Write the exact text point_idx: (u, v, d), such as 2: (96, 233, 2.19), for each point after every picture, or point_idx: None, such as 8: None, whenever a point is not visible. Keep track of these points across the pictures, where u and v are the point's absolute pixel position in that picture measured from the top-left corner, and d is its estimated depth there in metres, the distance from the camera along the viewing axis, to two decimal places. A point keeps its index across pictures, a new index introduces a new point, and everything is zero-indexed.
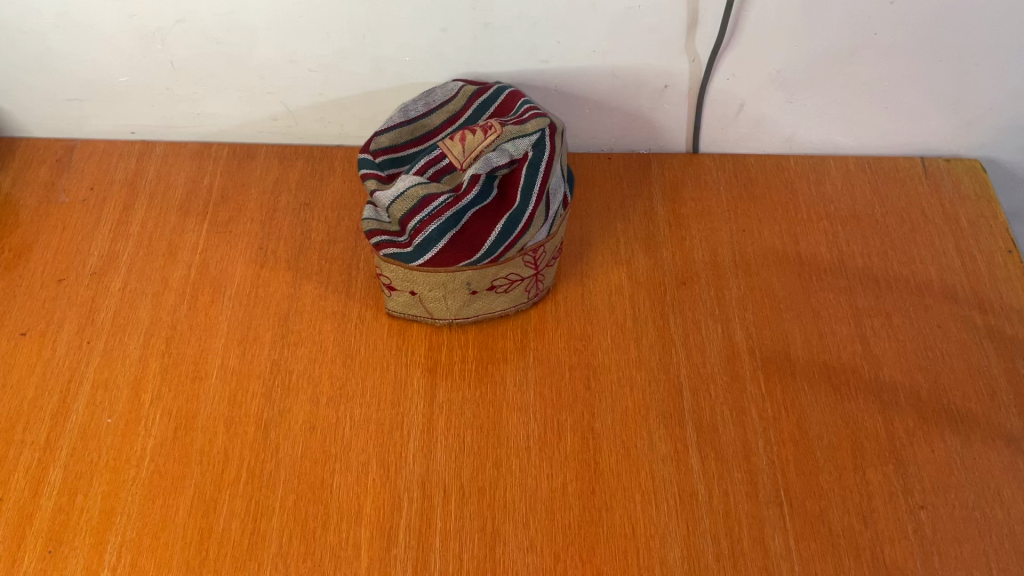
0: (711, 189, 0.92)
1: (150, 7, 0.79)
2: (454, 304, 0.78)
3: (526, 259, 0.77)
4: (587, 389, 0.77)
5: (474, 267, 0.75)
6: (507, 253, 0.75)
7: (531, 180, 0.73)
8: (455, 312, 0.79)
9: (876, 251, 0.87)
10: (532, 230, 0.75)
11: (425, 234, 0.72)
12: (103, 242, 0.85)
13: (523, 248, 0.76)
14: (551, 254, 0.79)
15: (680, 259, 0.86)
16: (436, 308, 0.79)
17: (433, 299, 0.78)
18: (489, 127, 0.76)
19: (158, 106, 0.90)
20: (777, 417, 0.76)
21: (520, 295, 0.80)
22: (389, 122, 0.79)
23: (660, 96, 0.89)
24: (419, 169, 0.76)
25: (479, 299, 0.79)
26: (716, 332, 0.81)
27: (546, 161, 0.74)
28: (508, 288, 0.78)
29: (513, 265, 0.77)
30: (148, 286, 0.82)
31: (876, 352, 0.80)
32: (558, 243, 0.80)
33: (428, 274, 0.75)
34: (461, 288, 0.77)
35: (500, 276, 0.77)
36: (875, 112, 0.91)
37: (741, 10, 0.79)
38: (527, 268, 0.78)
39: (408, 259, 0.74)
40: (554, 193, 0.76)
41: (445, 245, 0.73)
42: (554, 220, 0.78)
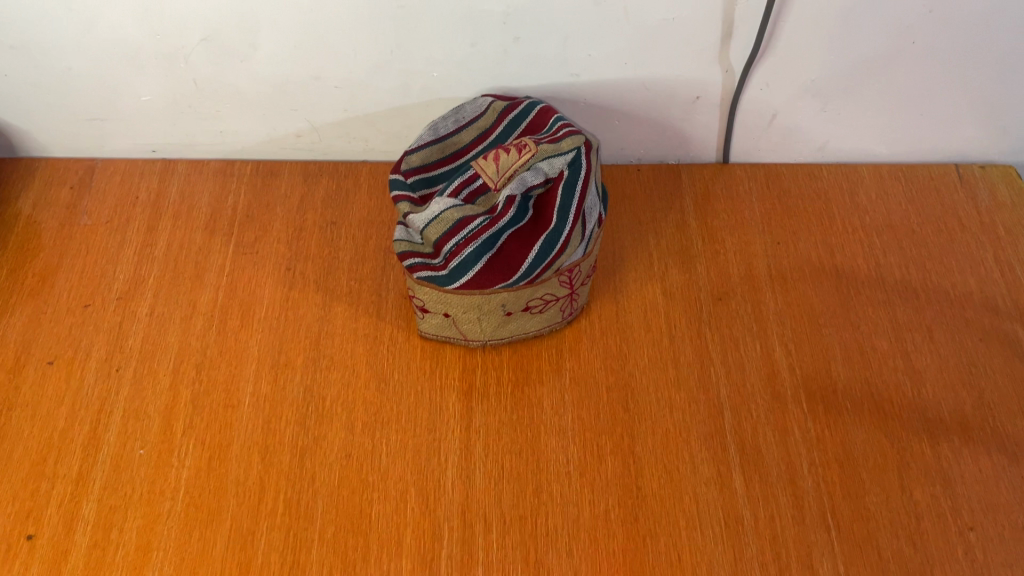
0: (743, 201, 0.90)
1: (174, 26, 0.77)
2: (488, 326, 0.77)
3: (562, 279, 0.75)
4: (626, 411, 0.76)
5: (510, 289, 0.73)
6: (544, 273, 0.74)
7: (568, 199, 0.72)
8: (489, 334, 0.78)
9: (915, 262, 0.86)
10: (569, 251, 0.74)
11: (460, 257, 0.71)
12: (128, 265, 0.83)
13: (559, 269, 0.74)
14: (586, 273, 0.78)
15: (715, 273, 0.85)
16: (470, 330, 0.78)
17: (467, 321, 0.76)
18: (523, 147, 0.74)
19: (180, 125, 0.88)
20: (820, 437, 0.74)
21: (555, 315, 0.79)
22: (419, 141, 0.78)
23: (691, 107, 0.87)
24: (453, 190, 0.74)
25: (514, 320, 0.77)
26: (755, 350, 0.80)
27: (581, 180, 0.73)
28: (542, 308, 0.77)
29: (549, 286, 0.75)
30: (175, 310, 0.81)
31: (919, 368, 0.79)
32: (593, 262, 0.78)
33: (463, 297, 0.74)
34: (496, 310, 0.75)
35: (535, 297, 0.76)
36: (911, 120, 0.89)
37: (778, 21, 0.78)
38: (562, 288, 0.76)
39: (443, 283, 0.72)
40: (589, 212, 0.75)
41: (482, 269, 0.71)
42: (590, 239, 0.76)
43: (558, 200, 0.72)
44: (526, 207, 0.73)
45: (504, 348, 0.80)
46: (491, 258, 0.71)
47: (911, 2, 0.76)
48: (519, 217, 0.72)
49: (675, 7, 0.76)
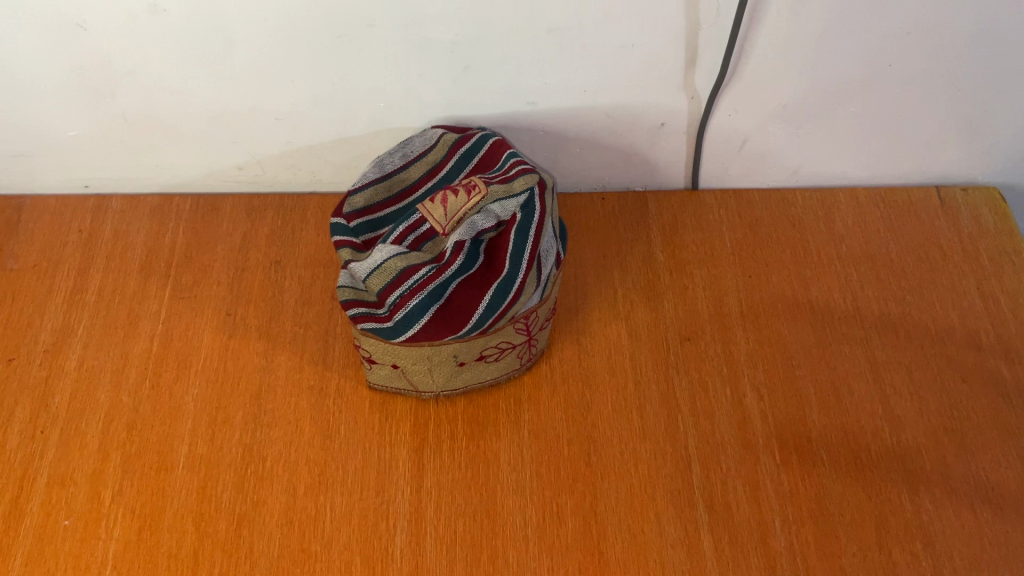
0: (713, 231, 0.86)
1: (98, 58, 0.72)
2: (440, 377, 0.72)
3: (518, 327, 0.70)
4: (588, 466, 0.71)
5: (461, 340, 0.68)
6: (498, 322, 0.68)
7: (522, 244, 0.67)
8: (442, 384, 0.73)
9: (893, 296, 0.81)
10: (524, 298, 0.68)
11: (406, 310, 0.65)
12: (57, 314, 0.78)
13: (514, 316, 0.69)
14: (544, 318, 0.73)
15: (683, 310, 0.80)
16: (422, 381, 0.72)
17: (418, 372, 0.71)
18: (473, 187, 0.69)
19: (112, 159, 0.83)
20: (794, 492, 0.70)
21: (512, 362, 0.74)
22: (363, 180, 0.72)
23: (656, 134, 0.82)
24: (398, 237, 0.69)
25: (468, 370, 0.72)
26: (725, 395, 0.75)
27: (535, 223, 0.68)
28: (498, 356, 0.72)
29: (504, 334, 0.70)
30: (107, 363, 0.75)
31: (898, 413, 0.74)
32: (551, 306, 0.73)
33: (412, 349, 0.68)
34: (448, 360, 0.70)
35: (490, 346, 0.70)
36: (888, 144, 0.84)
37: (746, 45, 0.73)
38: (518, 336, 0.71)
39: (389, 335, 0.67)
40: (545, 256, 0.70)
41: (429, 321, 0.66)
42: (547, 284, 0.71)
43: (511, 245, 0.67)
44: (477, 253, 0.68)
45: (459, 397, 0.75)
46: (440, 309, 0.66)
47: (885, 23, 0.71)
48: (469, 264, 0.67)
49: (633, 32, 0.71)
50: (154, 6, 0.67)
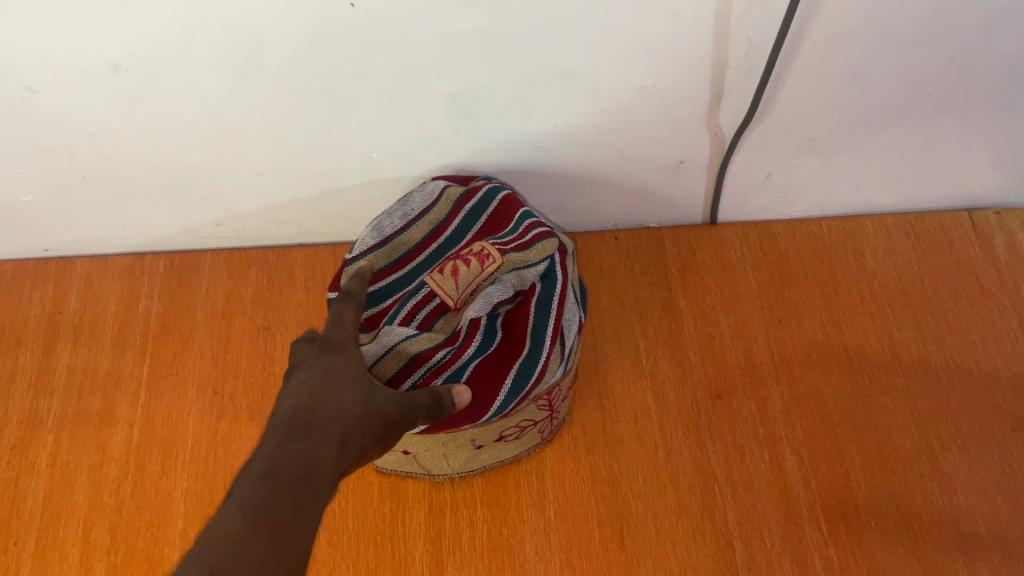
0: (737, 270, 0.80)
1: (51, 123, 0.63)
2: (455, 459, 0.65)
3: (539, 403, 0.64)
4: (622, 551, 0.65)
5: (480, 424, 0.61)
6: (520, 404, 0.61)
7: (543, 319, 0.60)
8: (457, 466, 0.66)
9: (932, 337, 0.76)
10: (547, 375, 0.62)
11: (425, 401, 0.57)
12: (23, 402, 0.70)
13: (536, 394, 0.62)
14: (565, 389, 0.66)
15: (711, 365, 0.74)
16: (434, 464, 0.65)
17: (430, 456, 0.64)
18: (485, 256, 0.61)
19: (73, 222, 0.74)
20: (844, 567, 0.65)
21: (532, 437, 0.67)
22: (361, 246, 0.64)
23: (674, 171, 0.75)
24: (406, 314, 0.60)
25: (485, 450, 0.65)
26: (763, 460, 0.70)
27: (556, 295, 0.61)
28: (517, 435, 0.65)
29: (525, 413, 0.63)
30: (84, 457, 0.68)
31: (948, 472, 0.69)
32: (572, 375, 0.66)
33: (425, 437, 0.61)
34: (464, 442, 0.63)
35: (509, 426, 0.63)
36: (920, 172, 0.78)
37: (777, 83, 0.66)
38: (538, 411, 0.65)
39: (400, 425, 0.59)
40: (567, 326, 0.63)
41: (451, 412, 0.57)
42: (568, 354, 0.64)
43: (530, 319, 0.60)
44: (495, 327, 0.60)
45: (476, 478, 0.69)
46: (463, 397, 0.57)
47: (929, 53, 0.64)
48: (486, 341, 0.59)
49: (655, 73, 0.64)
50: (115, 67, 0.58)
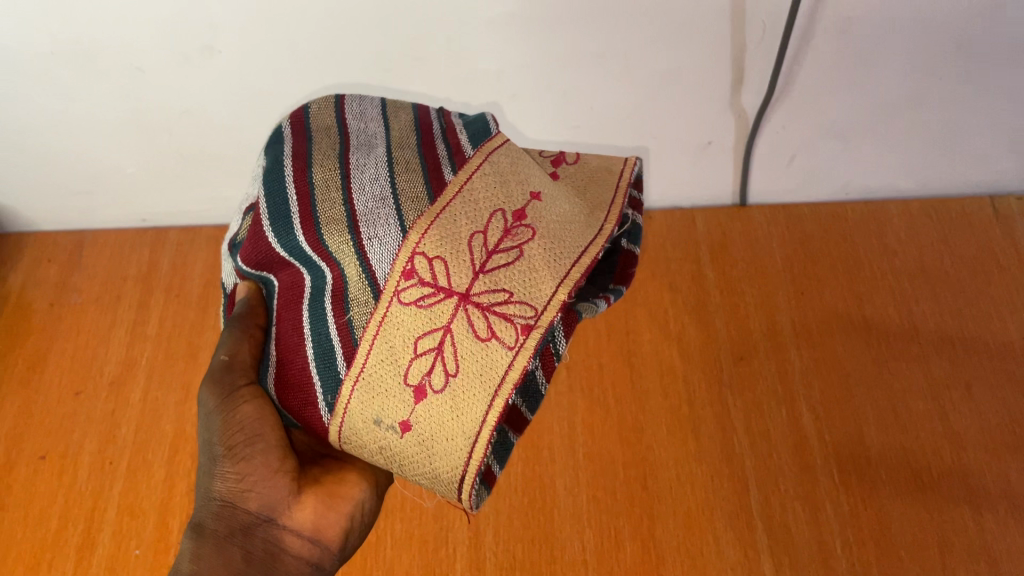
0: (764, 248, 0.86)
1: (153, 102, 0.73)
2: (473, 390, 0.39)
3: (449, 207, 0.40)
4: (644, 489, 0.71)
5: (425, 312, 0.39)
6: (403, 261, 0.39)
7: (278, 149, 0.44)
8: (482, 404, 0.39)
9: (950, 310, 0.80)
10: (369, 215, 0.40)
11: (359, 384, 0.41)
12: (121, 347, 0.81)
13: (399, 219, 0.40)
14: (460, 164, 0.42)
15: (735, 330, 0.80)
16: (463, 425, 0.39)
17: (450, 427, 0.39)
18: None
19: (168, 193, 0.85)
20: (854, 514, 0.69)
21: (508, 258, 0.40)
22: None
23: (703, 152, 0.82)
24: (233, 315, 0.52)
25: (468, 337, 0.39)
26: (781, 415, 0.75)
27: (293, 129, 0.45)
28: (490, 261, 0.40)
29: (440, 244, 0.39)
30: (170, 394, 0.78)
31: (958, 430, 0.73)
32: (444, 136, 0.44)
33: (418, 399, 0.40)
34: (441, 353, 0.39)
35: (449, 269, 0.39)
36: (939, 156, 0.83)
37: (792, 66, 0.72)
38: (449, 222, 0.40)
39: (382, 425, 0.41)
40: (368, 132, 0.45)
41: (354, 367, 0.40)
42: (398, 114, 0.46)
43: (298, 152, 0.43)
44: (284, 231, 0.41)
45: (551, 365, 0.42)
46: (340, 333, 0.41)
47: (935, 39, 0.70)
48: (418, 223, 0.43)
49: (678, 57, 0.71)
50: (210, 49, 0.68)
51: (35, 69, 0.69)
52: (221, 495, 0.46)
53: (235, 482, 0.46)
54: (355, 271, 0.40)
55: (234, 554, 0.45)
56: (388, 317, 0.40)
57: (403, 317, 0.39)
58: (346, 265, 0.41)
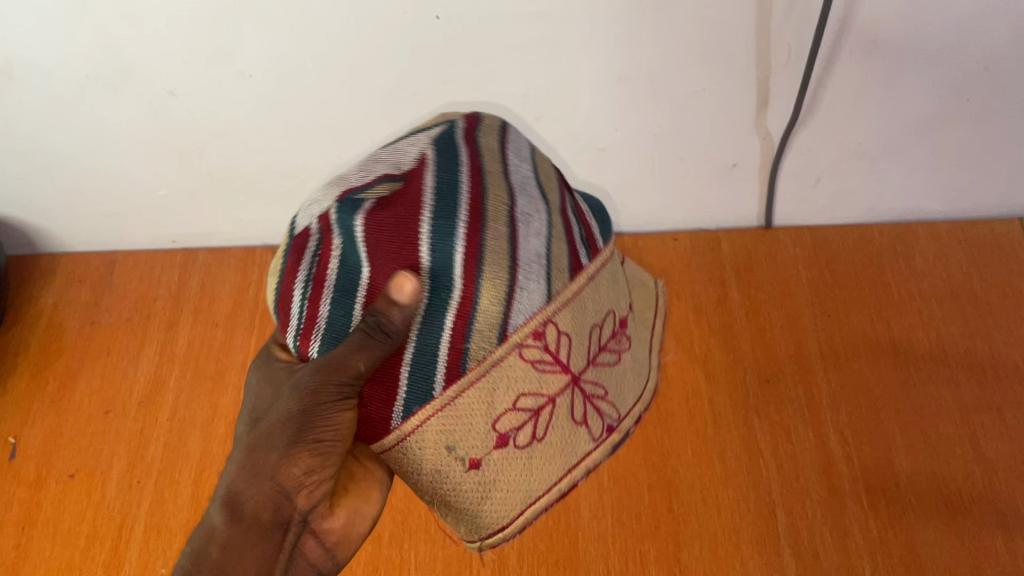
0: (790, 270, 0.85)
1: (184, 125, 0.75)
2: (548, 457, 0.45)
3: (580, 292, 0.44)
4: (669, 512, 0.71)
5: (535, 372, 0.43)
6: (537, 322, 0.42)
7: (442, 160, 0.42)
8: (556, 469, 0.46)
9: (980, 333, 0.79)
10: (527, 263, 0.41)
11: (459, 401, 0.42)
12: (150, 366, 0.82)
13: (547, 285, 0.42)
14: (594, 256, 0.46)
15: (761, 353, 0.80)
16: (530, 487, 0.46)
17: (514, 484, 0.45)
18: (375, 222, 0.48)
19: (198, 215, 0.86)
20: (884, 539, 0.68)
21: (607, 359, 0.48)
22: None
23: (728, 174, 0.82)
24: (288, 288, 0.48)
25: (565, 411, 0.45)
26: (808, 439, 0.74)
27: (451, 144, 0.44)
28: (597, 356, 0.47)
29: (572, 323, 0.44)
30: (197, 414, 0.78)
31: (990, 455, 0.72)
32: (580, 224, 0.48)
33: (499, 447, 0.44)
34: (537, 417, 0.44)
35: (572, 350, 0.44)
36: (967, 178, 0.83)
37: (817, 89, 0.72)
38: (580, 306, 0.44)
39: (454, 455, 0.43)
40: (523, 174, 0.45)
41: (453, 394, 0.42)
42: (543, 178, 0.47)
43: (471, 174, 0.42)
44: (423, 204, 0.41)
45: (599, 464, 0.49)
46: (450, 354, 0.41)
47: (962, 60, 0.69)
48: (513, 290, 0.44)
49: (703, 79, 0.71)
50: (241, 73, 0.70)
51: (71, 94, 0.71)
52: (276, 479, 0.42)
53: (298, 474, 0.42)
54: (494, 305, 0.41)
55: (271, 548, 0.41)
56: (502, 366, 0.42)
57: (520, 373, 0.43)
58: (484, 296, 0.41)
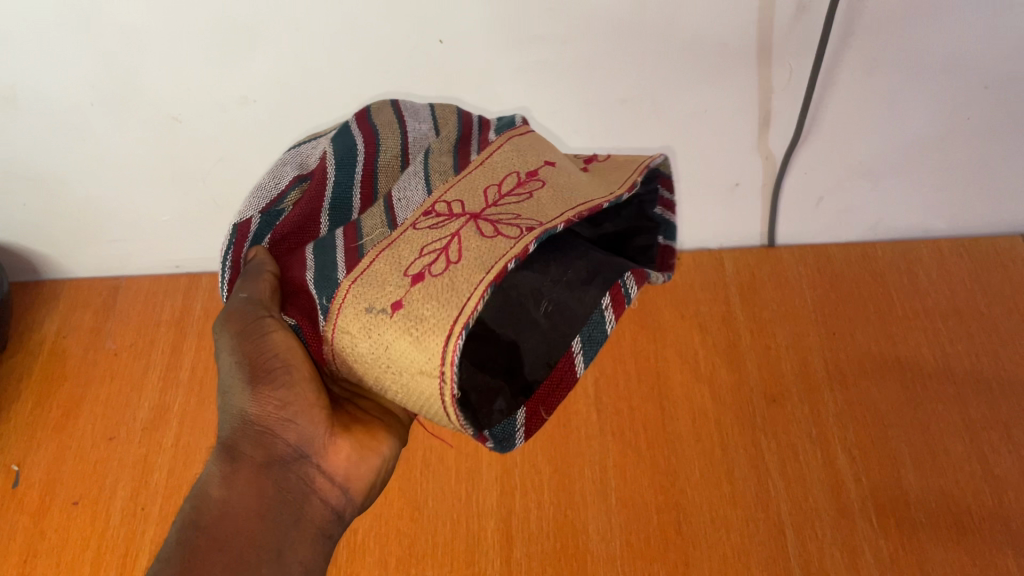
0: (794, 288, 0.86)
1: (189, 151, 0.75)
2: (470, 270, 0.35)
3: (469, 174, 0.42)
4: (678, 534, 0.70)
5: (437, 228, 0.38)
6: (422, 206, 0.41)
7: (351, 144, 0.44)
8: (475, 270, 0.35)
9: (985, 350, 0.79)
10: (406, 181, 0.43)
11: (386, 252, 0.38)
12: (153, 392, 0.82)
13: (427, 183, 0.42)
14: (483, 150, 0.45)
15: (767, 372, 0.80)
16: (458, 296, 0.34)
17: (439, 315, 0.34)
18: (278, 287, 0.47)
19: (201, 240, 0.86)
20: (894, 559, 0.68)
21: (524, 200, 0.40)
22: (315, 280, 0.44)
23: (730, 194, 0.83)
24: None
25: (475, 235, 0.37)
26: (816, 458, 0.74)
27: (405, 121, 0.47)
28: (500, 201, 0.40)
29: (456, 191, 0.41)
30: (202, 439, 0.78)
31: (999, 473, 0.72)
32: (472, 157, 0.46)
33: (417, 283, 0.35)
34: (448, 251, 0.37)
35: (465, 206, 0.40)
36: (969, 196, 0.83)
37: (819, 108, 0.73)
38: (467, 182, 0.42)
39: (373, 310, 0.35)
40: (422, 138, 0.47)
41: (370, 260, 0.38)
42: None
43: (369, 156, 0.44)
44: (336, 140, 0.44)
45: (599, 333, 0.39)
46: (347, 254, 0.39)
47: (963, 78, 0.70)
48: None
49: (705, 99, 0.72)
50: (244, 99, 0.70)
51: (76, 120, 0.71)
52: (249, 423, 0.41)
53: (275, 410, 0.41)
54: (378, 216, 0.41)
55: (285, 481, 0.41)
56: (403, 236, 0.38)
57: (414, 236, 0.38)
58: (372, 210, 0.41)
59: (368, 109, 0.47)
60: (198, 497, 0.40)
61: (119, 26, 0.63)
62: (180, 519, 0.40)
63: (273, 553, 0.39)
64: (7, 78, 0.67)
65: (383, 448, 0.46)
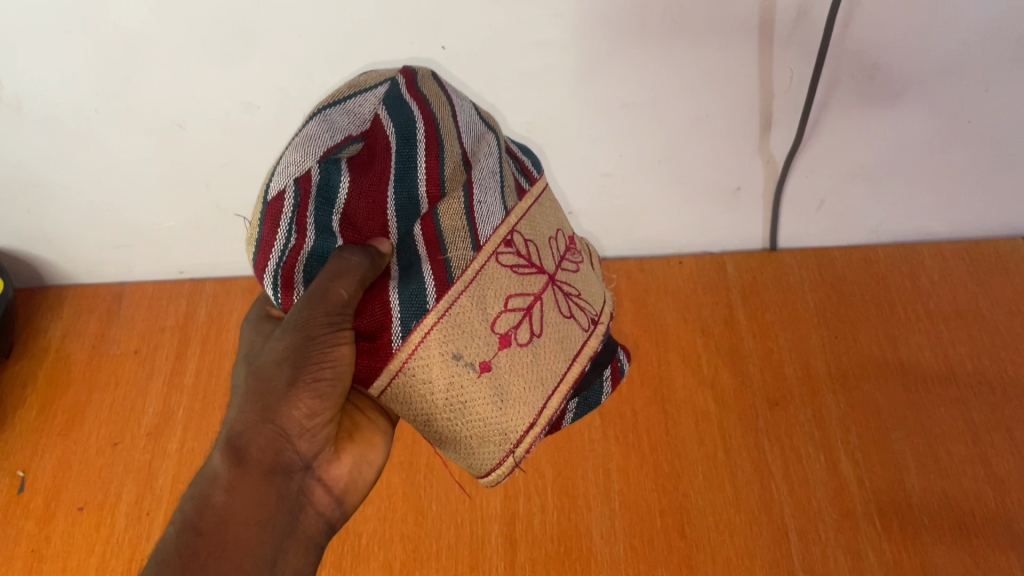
0: (797, 291, 0.86)
1: (193, 156, 0.75)
2: (550, 358, 0.48)
3: (531, 210, 0.51)
4: (682, 537, 0.70)
5: (518, 278, 0.47)
6: (503, 230, 0.48)
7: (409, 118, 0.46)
8: (554, 373, 0.48)
9: (987, 351, 0.80)
10: (483, 181, 0.48)
11: (472, 288, 0.45)
12: (158, 397, 0.82)
13: (503, 198, 0.48)
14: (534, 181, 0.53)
15: (770, 376, 0.80)
16: (535, 393, 0.47)
17: (523, 399, 0.46)
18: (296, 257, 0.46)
19: (206, 245, 0.87)
20: (897, 561, 0.68)
21: (571, 268, 0.53)
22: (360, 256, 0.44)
23: (732, 198, 0.83)
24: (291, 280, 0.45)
25: (551, 312, 0.49)
26: (819, 461, 0.74)
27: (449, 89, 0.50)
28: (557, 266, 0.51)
29: (530, 232, 0.49)
30: (206, 444, 0.78)
31: (1001, 475, 0.72)
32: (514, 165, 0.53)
33: (504, 346, 0.46)
34: (529, 315, 0.47)
35: (539, 254, 0.49)
36: (970, 199, 0.83)
37: (820, 111, 0.73)
38: (533, 222, 0.50)
39: (462, 361, 0.44)
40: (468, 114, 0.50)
41: (455, 293, 0.45)
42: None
43: (428, 129, 0.46)
44: (393, 108, 0.46)
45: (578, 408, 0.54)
46: (434, 269, 0.45)
47: (963, 82, 0.70)
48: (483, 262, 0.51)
49: (707, 103, 0.72)
50: (248, 104, 0.70)
51: (80, 126, 0.71)
52: (279, 424, 0.44)
53: (304, 419, 0.45)
54: (458, 219, 0.46)
55: (276, 486, 0.44)
56: (489, 269, 0.46)
57: (502, 279, 0.47)
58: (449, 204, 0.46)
59: (416, 74, 0.49)
60: (203, 491, 0.42)
61: (124, 32, 0.63)
62: (175, 514, 0.42)
63: (272, 561, 0.42)
64: (11, 84, 0.67)
65: (376, 459, 0.53)
